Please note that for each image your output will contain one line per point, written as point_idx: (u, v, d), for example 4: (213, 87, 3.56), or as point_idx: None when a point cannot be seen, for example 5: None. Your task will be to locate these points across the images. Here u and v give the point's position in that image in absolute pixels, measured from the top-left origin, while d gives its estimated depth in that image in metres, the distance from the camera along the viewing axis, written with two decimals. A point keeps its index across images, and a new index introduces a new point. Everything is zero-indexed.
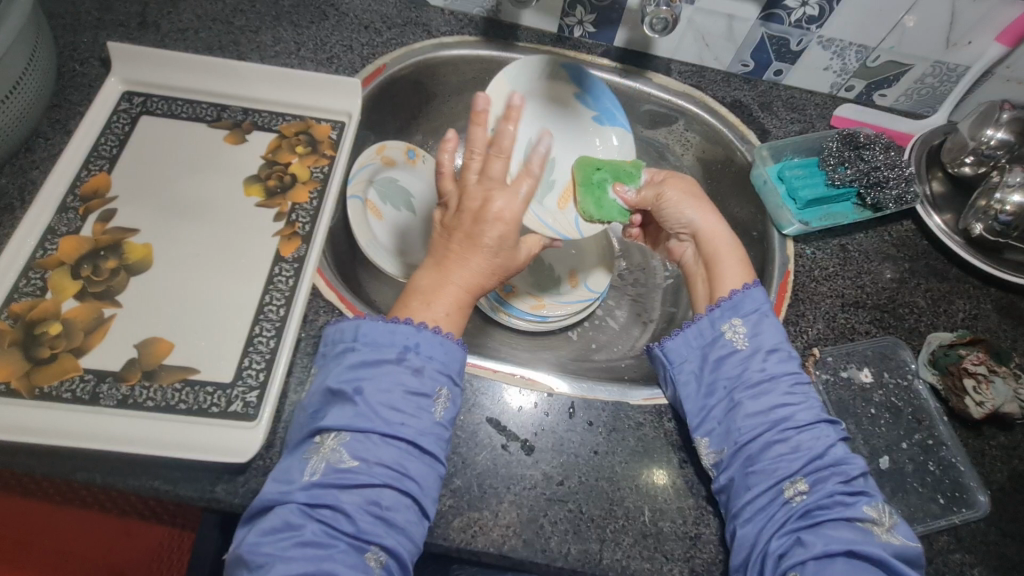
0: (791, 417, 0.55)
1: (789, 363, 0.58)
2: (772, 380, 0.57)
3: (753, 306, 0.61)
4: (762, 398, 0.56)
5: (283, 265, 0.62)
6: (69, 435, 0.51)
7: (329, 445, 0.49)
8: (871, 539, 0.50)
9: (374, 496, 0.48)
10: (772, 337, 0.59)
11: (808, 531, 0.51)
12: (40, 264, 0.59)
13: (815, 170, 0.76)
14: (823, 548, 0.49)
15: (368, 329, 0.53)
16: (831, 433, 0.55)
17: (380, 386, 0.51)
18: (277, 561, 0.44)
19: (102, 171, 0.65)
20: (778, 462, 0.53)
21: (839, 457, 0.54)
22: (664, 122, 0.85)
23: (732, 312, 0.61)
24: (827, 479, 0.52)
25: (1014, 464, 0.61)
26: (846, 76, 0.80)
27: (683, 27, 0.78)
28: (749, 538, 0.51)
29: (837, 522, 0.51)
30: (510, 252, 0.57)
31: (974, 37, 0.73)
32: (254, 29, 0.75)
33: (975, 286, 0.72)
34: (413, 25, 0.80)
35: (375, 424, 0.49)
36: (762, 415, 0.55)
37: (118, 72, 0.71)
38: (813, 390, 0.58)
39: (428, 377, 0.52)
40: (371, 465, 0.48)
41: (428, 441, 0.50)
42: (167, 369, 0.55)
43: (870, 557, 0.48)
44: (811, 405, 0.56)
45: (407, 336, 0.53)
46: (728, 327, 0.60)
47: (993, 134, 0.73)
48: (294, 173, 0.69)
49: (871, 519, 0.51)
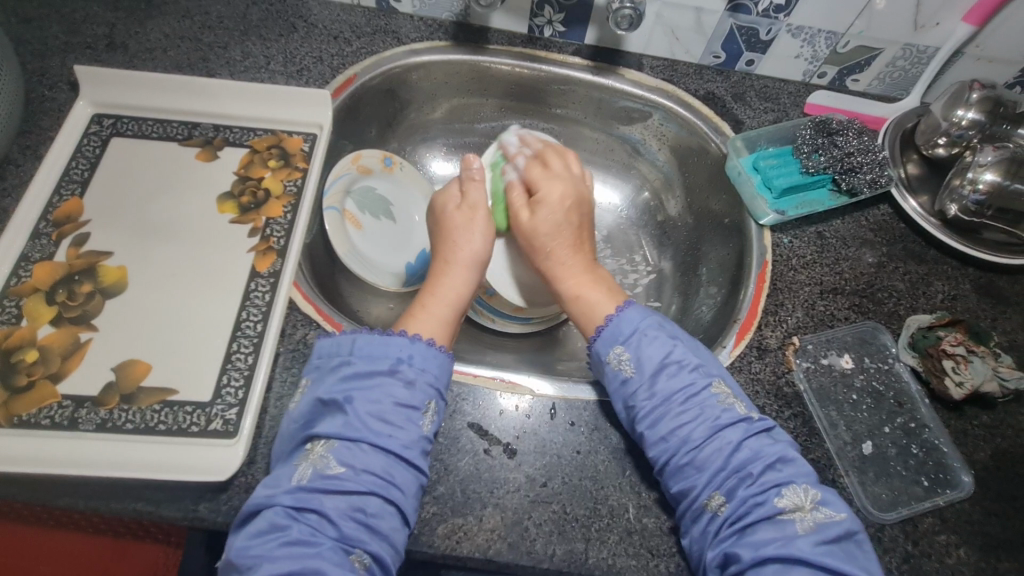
0: (688, 438, 0.53)
1: (679, 378, 0.56)
2: (665, 402, 0.55)
3: (629, 328, 0.59)
4: (658, 425, 0.54)
5: (260, 281, 0.62)
6: (50, 463, 0.51)
7: (318, 452, 0.49)
8: (792, 533, 0.49)
9: (360, 503, 0.48)
10: (655, 358, 0.57)
11: (736, 541, 0.49)
12: (15, 291, 0.59)
13: (789, 159, 0.76)
14: (752, 557, 0.48)
15: (365, 344, 0.54)
16: (732, 437, 0.53)
17: (370, 397, 0.51)
18: (263, 561, 0.45)
19: (74, 196, 0.65)
20: (685, 482, 0.52)
21: (742, 461, 0.52)
22: (640, 117, 0.85)
23: (613, 341, 0.59)
24: (739, 486, 0.51)
25: (997, 443, 0.61)
26: (818, 63, 0.80)
27: (652, 22, 0.78)
28: (694, 548, 0.51)
29: (758, 524, 0.49)
30: (453, 218, 0.67)
31: (941, 18, 0.73)
32: (223, 45, 0.75)
33: (953, 267, 0.72)
34: (383, 33, 0.80)
35: (364, 433, 0.50)
36: (663, 441, 0.54)
37: (86, 95, 0.71)
38: (710, 394, 0.55)
39: (419, 389, 0.53)
40: (357, 471, 0.49)
41: (414, 453, 0.51)
42: (145, 390, 0.55)
43: (793, 557, 0.47)
44: (705, 418, 0.54)
45: (400, 347, 0.54)
46: (612, 356, 0.58)
47: (965, 114, 0.73)
48: (267, 188, 0.69)
49: (789, 509, 0.50)
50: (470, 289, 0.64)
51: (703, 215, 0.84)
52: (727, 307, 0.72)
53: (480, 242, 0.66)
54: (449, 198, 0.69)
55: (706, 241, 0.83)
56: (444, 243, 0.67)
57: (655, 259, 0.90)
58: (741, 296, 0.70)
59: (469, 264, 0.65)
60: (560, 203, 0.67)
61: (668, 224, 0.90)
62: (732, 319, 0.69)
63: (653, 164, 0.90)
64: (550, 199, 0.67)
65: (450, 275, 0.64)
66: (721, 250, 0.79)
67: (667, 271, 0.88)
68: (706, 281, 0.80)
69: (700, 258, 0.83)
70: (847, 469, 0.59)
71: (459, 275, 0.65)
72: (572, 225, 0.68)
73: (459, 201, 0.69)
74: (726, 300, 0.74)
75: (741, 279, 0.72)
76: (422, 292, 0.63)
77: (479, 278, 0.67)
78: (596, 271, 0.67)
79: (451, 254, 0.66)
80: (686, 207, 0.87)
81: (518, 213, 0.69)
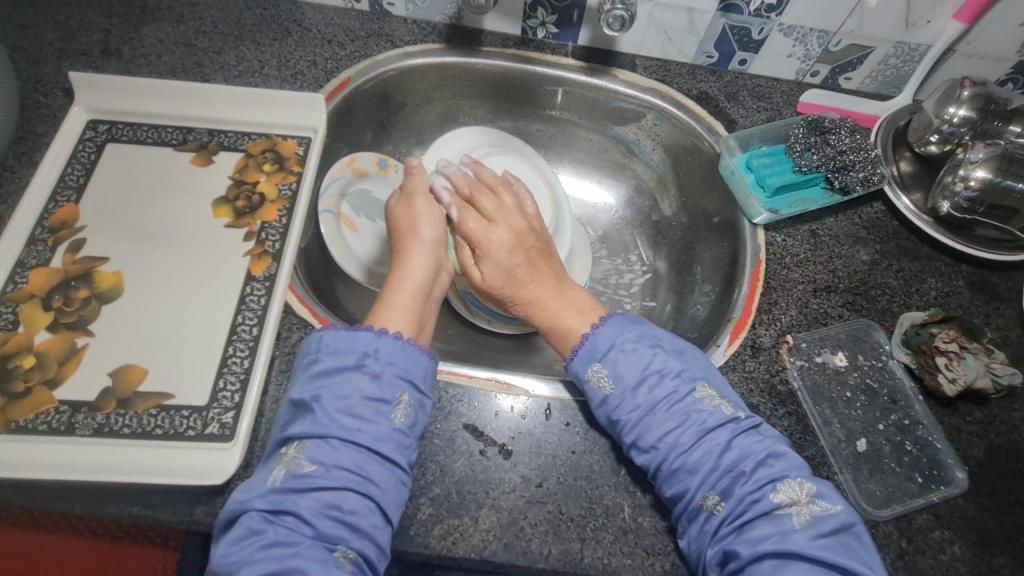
0: (678, 442, 0.53)
1: (661, 385, 0.56)
2: (649, 411, 0.55)
3: (605, 344, 0.59)
4: (645, 434, 0.54)
5: (255, 285, 0.63)
6: (47, 468, 0.52)
7: (291, 453, 0.50)
8: (789, 527, 0.49)
9: (334, 500, 0.48)
10: (633, 370, 0.57)
11: (734, 539, 0.50)
12: (11, 297, 0.59)
13: (782, 158, 0.76)
14: (752, 553, 0.48)
15: (330, 340, 0.54)
16: (722, 438, 0.53)
17: (338, 393, 0.52)
18: (243, 565, 0.45)
19: (69, 202, 0.65)
20: (680, 485, 0.52)
21: (734, 458, 0.52)
22: (634, 117, 0.85)
23: (591, 360, 0.59)
24: (734, 484, 0.52)
25: (990, 439, 0.62)
26: (811, 61, 0.81)
27: (644, 22, 0.78)
28: (692, 547, 0.52)
29: (755, 521, 0.50)
30: (398, 214, 0.68)
31: (932, 16, 0.73)
32: (217, 50, 0.75)
33: (947, 264, 0.72)
34: (377, 36, 0.80)
35: (332, 429, 0.50)
36: (652, 450, 0.54)
37: (81, 102, 0.71)
38: (690, 395, 0.56)
39: (386, 383, 0.53)
40: (330, 468, 0.49)
41: (386, 446, 0.51)
42: (142, 395, 0.56)
43: (789, 553, 0.47)
44: (690, 422, 0.54)
45: (366, 342, 0.54)
46: (591, 373, 0.58)
47: (957, 110, 0.73)
48: (262, 192, 0.69)
49: (785, 504, 0.50)
50: (427, 272, 0.64)
51: (697, 214, 0.84)
52: (721, 305, 0.73)
53: (428, 230, 0.66)
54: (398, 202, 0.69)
55: (700, 240, 0.83)
56: (395, 237, 0.67)
57: (650, 258, 0.91)
58: (735, 295, 0.71)
59: (422, 251, 0.65)
60: (501, 250, 0.65)
61: (663, 223, 0.90)
62: (726, 318, 0.69)
63: (648, 164, 0.90)
64: (490, 249, 0.65)
65: (402, 264, 0.65)
66: (715, 250, 0.80)
67: (662, 271, 0.88)
68: (701, 280, 0.81)
69: (695, 257, 0.83)
70: (841, 466, 0.59)
71: (414, 266, 0.64)
72: (522, 265, 0.65)
73: (402, 201, 0.69)
74: (720, 299, 0.74)
75: (735, 278, 0.73)
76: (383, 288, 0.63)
77: (438, 262, 0.66)
78: (565, 288, 0.66)
79: (407, 239, 0.66)
80: (681, 206, 0.87)
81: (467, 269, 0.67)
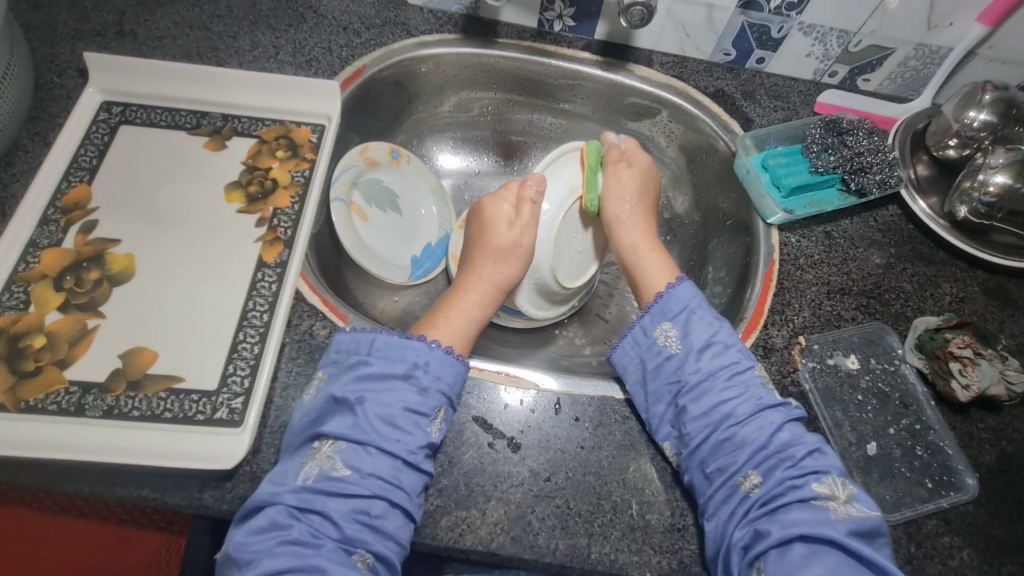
0: (733, 413, 0.55)
1: (725, 357, 0.58)
2: (709, 377, 0.57)
3: (678, 306, 0.62)
4: (702, 398, 0.56)
5: (266, 271, 0.62)
6: (56, 447, 0.52)
7: (324, 452, 0.50)
8: (827, 517, 0.50)
9: (364, 506, 0.49)
10: (702, 334, 0.60)
11: (767, 520, 0.51)
12: (23, 277, 0.59)
13: (799, 158, 0.75)
14: (782, 535, 0.50)
15: (383, 344, 0.55)
16: (774, 418, 0.55)
17: (382, 399, 0.52)
18: (264, 557, 0.46)
19: (82, 183, 0.65)
20: (727, 458, 0.54)
21: (783, 442, 0.54)
22: (648, 114, 0.84)
23: (661, 316, 0.62)
24: (778, 467, 0.53)
25: (1001, 446, 0.61)
26: (829, 61, 0.80)
27: (662, 17, 0.77)
28: (719, 531, 0.52)
29: (791, 505, 0.52)
30: (501, 238, 0.68)
31: (955, 18, 0.72)
32: (232, 35, 0.75)
33: (962, 269, 0.71)
34: (392, 25, 0.80)
35: (371, 436, 0.51)
36: (705, 416, 0.56)
37: (95, 82, 0.70)
38: (754, 376, 0.58)
39: (431, 396, 0.53)
40: (363, 475, 0.50)
41: (420, 457, 0.51)
42: (151, 378, 0.55)
43: (825, 539, 0.49)
44: (749, 396, 0.56)
45: (418, 353, 0.55)
46: (659, 332, 0.61)
47: (976, 115, 0.73)
48: (275, 178, 0.69)
49: (825, 495, 0.52)
50: (491, 304, 0.67)
51: (711, 213, 0.84)
52: (733, 305, 0.72)
53: (515, 270, 0.68)
54: (501, 215, 0.69)
55: (713, 238, 0.82)
56: (484, 258, 0.68)
57: None
58: (747, 296, 0.70)
59: (496, 287, 0.67)
60: (642, 169, 0.73)
61: (674, 222, 0.89)
62: (738, 318, 0.69)
63: (661, 161, 0.89)
64: (637, 161, 0.74)
65: (476, 291, 0.67)
66: (727, 249, 0.79)
67: None
68: (712, 279, 0.80)
69: (707, 255, 0.83)
70: (851, 469, 0.59)
71: (487, 294, 0.67)
72: (650, 191, 0.74)
73: (512, 219, 0.69)
74: (733, 299, 0.74)
75: (748, 278, 0.72)
76: (445, 304, 0.65)
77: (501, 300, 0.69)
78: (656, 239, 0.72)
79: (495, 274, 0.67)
80: (694, 205, 0.86)
81: (614, 164, 0.72)
